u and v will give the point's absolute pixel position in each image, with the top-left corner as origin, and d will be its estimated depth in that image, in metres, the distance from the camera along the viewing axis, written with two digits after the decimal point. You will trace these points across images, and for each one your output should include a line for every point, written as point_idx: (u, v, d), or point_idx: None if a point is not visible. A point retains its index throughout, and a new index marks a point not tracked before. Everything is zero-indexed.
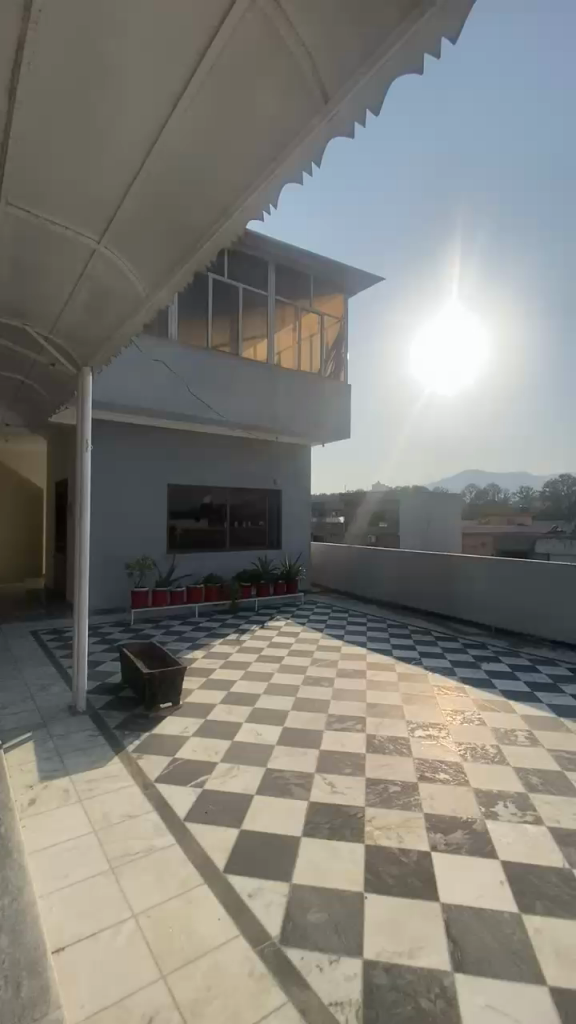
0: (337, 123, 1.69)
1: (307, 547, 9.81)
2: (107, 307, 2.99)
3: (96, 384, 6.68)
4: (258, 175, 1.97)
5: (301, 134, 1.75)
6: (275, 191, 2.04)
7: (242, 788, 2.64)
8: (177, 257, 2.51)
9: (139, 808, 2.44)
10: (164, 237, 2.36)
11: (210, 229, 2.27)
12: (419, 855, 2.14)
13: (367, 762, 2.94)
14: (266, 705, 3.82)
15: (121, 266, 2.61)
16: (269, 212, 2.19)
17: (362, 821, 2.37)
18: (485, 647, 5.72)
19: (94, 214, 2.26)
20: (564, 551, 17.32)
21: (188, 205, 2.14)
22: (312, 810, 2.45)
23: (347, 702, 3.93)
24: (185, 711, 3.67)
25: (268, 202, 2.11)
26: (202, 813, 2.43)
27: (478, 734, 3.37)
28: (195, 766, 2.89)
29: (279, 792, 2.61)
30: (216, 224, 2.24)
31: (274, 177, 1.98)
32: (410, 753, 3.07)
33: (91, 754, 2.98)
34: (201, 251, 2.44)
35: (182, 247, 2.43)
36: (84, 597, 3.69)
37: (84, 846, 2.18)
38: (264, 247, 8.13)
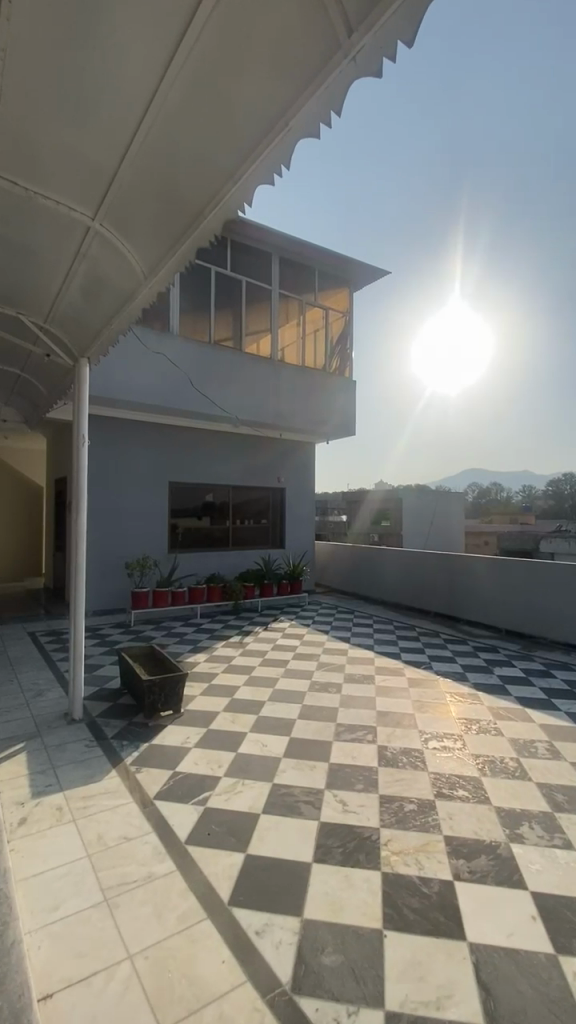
0: (362, 60, 1.44)
1: (311, 546, 9.62)
2: (105, 292, 2.81)
3: (96, 379, 6.50)
4: (270, 131, 1.75)
5: (319, 77, 1.53)
6: (288, 149, 1.82)
7: (248, 806, 2.47)
8: (178, 235, 2.32)
9: (138, 829, 2.27)
10: (164, 211, 2.17)
11: (215, 199, 2.07)
12: (441, 886, 1.96)
13: (380, 777, 2.77)
14: (271, 713, 3.65)
15: (119, 246, 2.42)
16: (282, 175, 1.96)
17: (378, 845, 2.20)
18: (496, 651, 5.52)
19: (88, 185, 2.08)
20: (569, 551, 16.99)
21: (191, 170, 1.94)
22: (323, 832, 2.28)
23: (357, 710, 3.75)
24: (186, 720, 3.49)
25: (280, 164, 1.89)
26: (204, 835, 2.25)
27: (496, 746, 3.18)
28: (197, 780, 2.72)
29: (287, 811, 2.44)
30: (221, 193, 2.04)
31: (287, 132, 1.75)
32: (425, 767, 2.89)
33: (87, 767, 2.81)
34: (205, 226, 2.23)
35: (184, 223, 2.23)
36: (82, 599, 3.52)
37: (77, 872, 2.00)
38: (267, 239, 7.93)
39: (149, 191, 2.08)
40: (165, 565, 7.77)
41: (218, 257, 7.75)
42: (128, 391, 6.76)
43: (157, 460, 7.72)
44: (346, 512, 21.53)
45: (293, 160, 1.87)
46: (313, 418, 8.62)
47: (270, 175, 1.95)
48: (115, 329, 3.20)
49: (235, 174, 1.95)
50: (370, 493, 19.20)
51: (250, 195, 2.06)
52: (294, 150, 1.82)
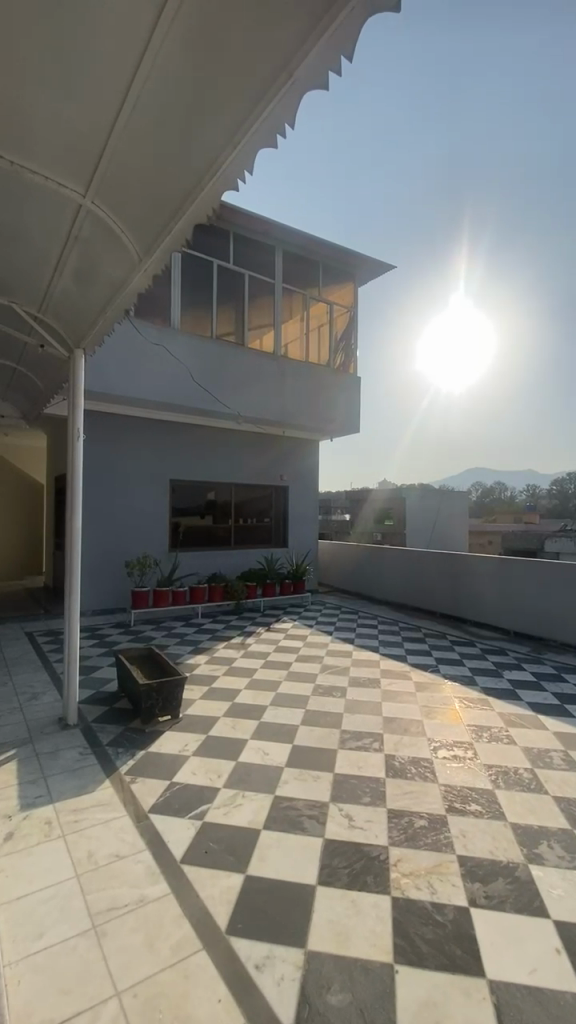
0: None
1: (315, 545, 9.47)
2: (100, 277, 2.65)
3: (95, 374, 6.36)
4: (271, 88, 1.54)
5: (327, 20, 1.31)
6: (293, 106, 1.60)
7: (248, 821, 2.33)
8: (174, 214, 2.13)
9: (131, 847, 2.13)
10: (158, 187, 1.99)
11: (212, 171, 1.88)
12: (456, 914, 1.81)
13: (388, 789, 2.62)
14: (273, 719, 3.51)
15: (112, 227, 2.26)
16: (286, 135, 1.74)
17: (387, 866, 2.05)
18: (505, 654, 5.36)
19: (76, 158, 1.92)
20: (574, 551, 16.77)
21: (184, 139, 1.76)
22: (328, 851, 2.13)
23: (362, 716, 3.60)
24: (185, 726, 3.36)
25: (284, 125, 1.67)
26: (202, 853, 2.11)
27: (509, 756, 3.03)
28: (195, 792, 2.58)
29: (290, 827, 2.30)
30: (218, 163, 1.84)
31: (291, 88, 1.53)
32: (435, 779, 2.74)
33: (80, 777, 2.67)
34: (202, 201, 2.04)
35: (180, 200, 2.05)
36: (77, 600, 3.38)
37: (64, 895, 1.87)
38: (271, 231, 7.78)
39: (141, 166, 1.91)
40: (166, 564, 7.63)
41: (221, 250, 7.59)
42: (128, 387, 6.62)
43: (158, 457, 7.58)
44: (350, 512, 21.37)
45: (298, 119, 1.65)
46: (316, 415, 8.46)
47: (273, 138, 1.74)
48: (112, 317, 3.04)
49: (233, 141, 1.75)
50: (373, 493, 19.04)
51: (251, 162, 1.85)
52: (299, 107, 1.61)
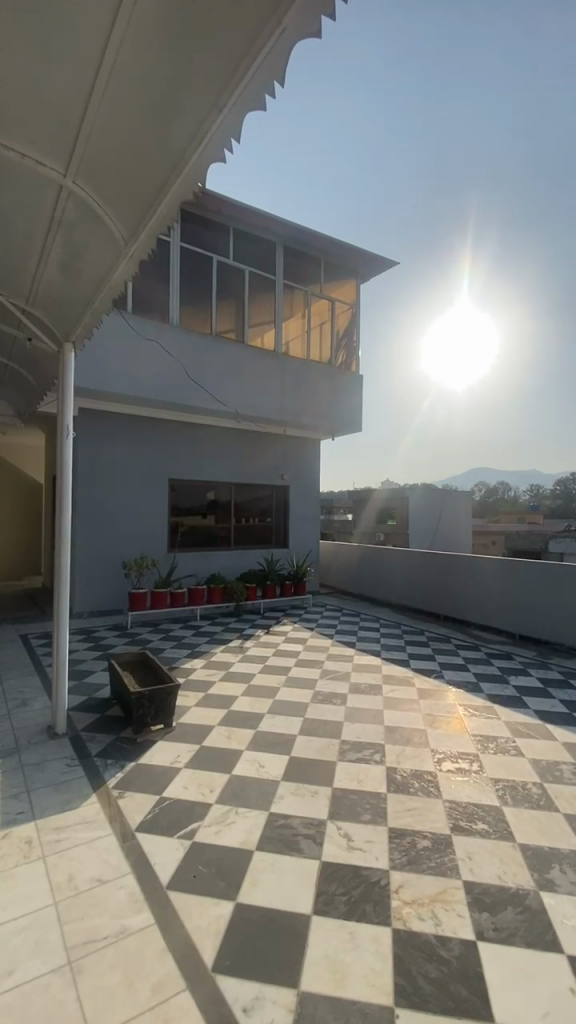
0: None
1: (316, 546, 9.33)
2: (86, 266, 2.51)
3: (91, 371, 6.25)
4: (254, 44, 1.35)
5: None
6: (280, 62, 1.41)
7: (240, 842, 2.20)
8: (157, 195, 1.98)
9: (115, 870, 2.00)
10: (141, 163, 1.85)
11: (196, 142, 1.70)
12: (462, 948, 1.67)
13: (389, 806, 2.48)
14: (270, 728, 3.37)
15: (96, 210, 2.12)
16: (275, 95, 1.54)
17: (388, 893, 1.91)
18: (511, 658, 5.20)
19: (54, 132, 1.79)
20: None
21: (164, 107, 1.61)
22: (324, 877, 1.99)
23: (364, 725, 3.46)
24: (178, 736, 3.22)
25: (272, 82, 1.48)
26: (189, 878, 1.97)
27: (517, 770, 2.88)
28: (186, 808, 2.45)
29: (285, 848, 2.16)
30: (203, 133, 1.66)
31: (277, 43, 1.35)
32: (439, 794, 2.60)
33: (66, 792, 2.55)
34: (185, 180, 1.87)
35: (164, 179, 1.89)
36: (65, 604, 3.25)
37: (40, 925, 1.74)
38: (271, 227, 7.64)
39: (124, 140, 1.77)
40: (164, 565, 7.50)
41: (221, 245, 7.47)
42: (124, 384, 6.50)
43: (156, 456, 7.45)
44: (352, 512, 21.23)
45: (288, 74, 1.46)
46: (318, 413, 8.31)
47: (261, 99, 1.55)
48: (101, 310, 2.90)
49: (216, 109, 1.57)
50: (376, 493, 18.89)
51: (237, 128, 1.66)
52: (289, 58, 1.41)
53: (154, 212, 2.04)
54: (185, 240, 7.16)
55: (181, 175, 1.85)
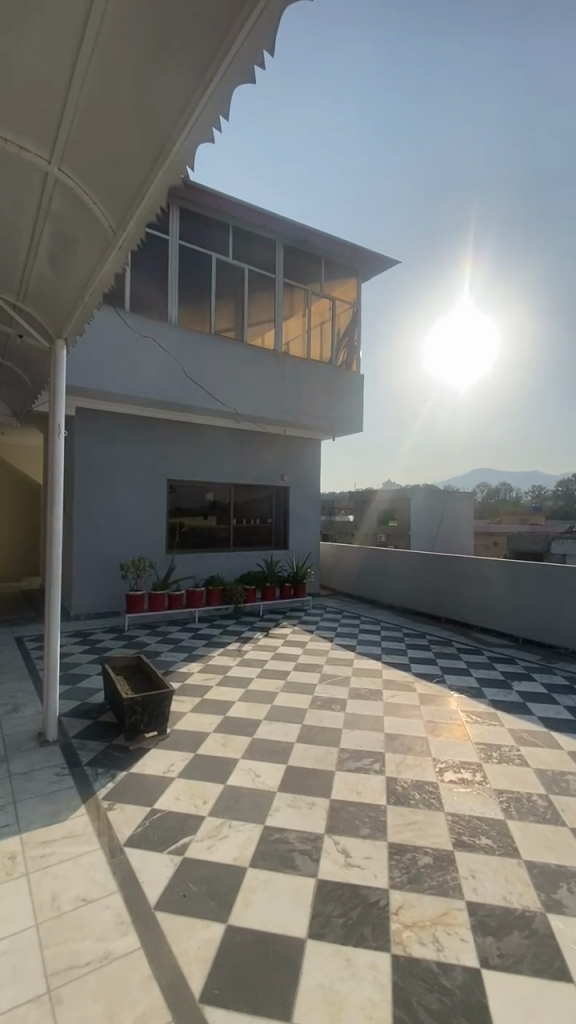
0: None
1: (316, 547, 9.23)
2: (75, 259, 2.42)
3: (88, 371, 6.17)
4: (241, 12, 1.25)
5: None
6: (271, 32, 1.30)
7: (233, 858, 2.10)
8: (144, 183, 1.88)
9: (101, 890, 1.91)
10: (127, 145, 1.75)
11: (183, 123, 1.60)
12: (466, 977, 1.58)
13: (389, 819, 2.39)
14: (267, 735, 3.28)
15: (83, 199, 2.03)
16: (266, 68, 1.43)
17: (387, 915, 1.82)
18: (514, 663, 5.10)
19: (38, 116, 1.70)
20: None
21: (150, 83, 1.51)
22: (321, 897, 1.90)
23: (363, 732, 3.37)
24: (172, 744, 3.13)
25: (262, 53, 1.37)
26: (179, 898, 1.88)
27: (522, 780, 2.78)
28: (177, 821, 2.35)
29: (279, 865, 2.07)
30: (190, 113, 1.56)
31: (265, 11, 1.24)
32: (441, 807, 2.50)
33: (53, 803, 2.45)
34: (173, 165, 1.77)
35: (152, 164, 1.79)
36: (56, 607, 3.16)
37: (19, 950, 1.65)
38: (271, 225, 7.55)
39: (110, 122, 1.68)
40: (162, 565, 7.43)
41: (220, 243, 7.38)
42: (122, 384, 6.42)
43: (154, 457, 7.37)
44: (353, 513, 21.11)
45: (278, 44, 1.34)
46: (318, 413, 8.22)
47: (250, 73, 1.44)
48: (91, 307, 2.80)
49: (204, 84, 1.47)
50: (378, 494, 18.79)
51: (226, 106, 1.55)
52: (279, 29, 1.30)
53: (142, 201, 1.94)
54: (184, 238, 7.06)
55: (168, 161, 1.75)
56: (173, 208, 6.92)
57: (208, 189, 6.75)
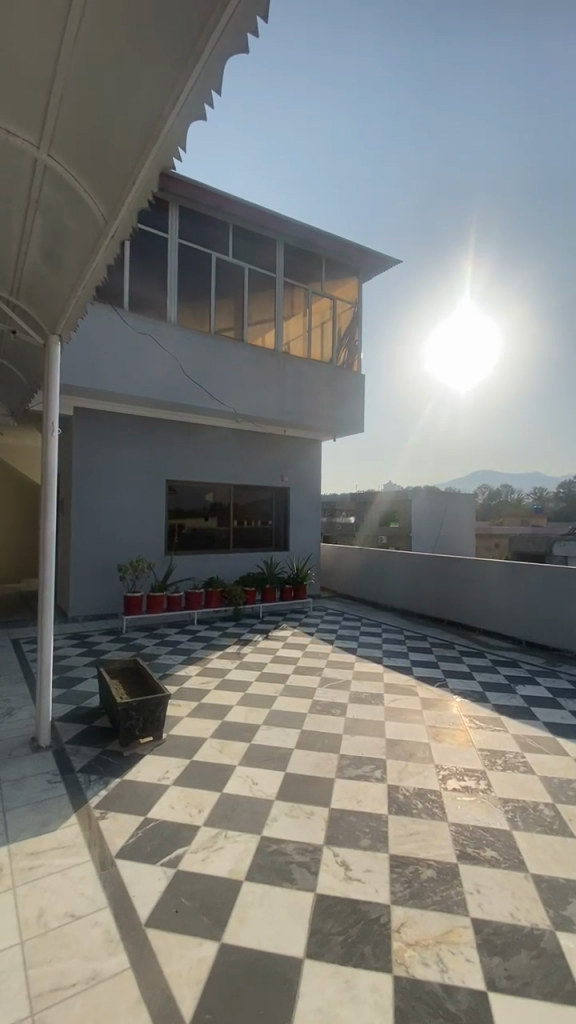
0: None
1: (317, 549, 9.15)
2: (67, 252, 2.35)
3: (86, 370, 6.11)
4: None
5: None
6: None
7: (228, 871, 2.02)
8: (134, 168, 1.80)
9: (90, 904, 1.84)
10: (116, 127, 1.68)
11: (173, 103, 1.51)
12: (472, 1000, 1.50)
13: (391, 830, 2.31)
14: (265, 741, 3.20)
15: (73, 185, 1.96)
16: (259, 37, 1.34)
17: (389, 932, 1.74)
18: (518, 667, 5.01)
19: (25, 98, 1.64)
20: None
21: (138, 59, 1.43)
22: (320, 913, 1.82)
23: (364, 738, 3.29)
24: (167, 750, 3.05)
25: (255, 21, 1.28)
26: (171, 914, 1.80)
27: (528, 789, 2.70)
28: (171, 832, 2.27)
29: (276, 878, 1.99)
30: (180, 90, 1.47)
31: None
32: (445, 817, 2.42)
33: (44, 812, 2.38)
34: (163, 147, 1.68)
35: (142, 148, 1.70)
36: (50, 609, 3.09)
37: (3, 969, 1.57)
38: (271, 223, 7.49)
39: (99, 102, 1.60)
40: (161, 567, 7.35)
41: (220, 241, 7.32)
42: (120, 384, 6.35)
43: (153, 457, 7.30)
44: (354, 515, 21.03)
45: (271, 12, 1.25)
46: (319, 413, 8.14)
47: (242, 44, 1.35)
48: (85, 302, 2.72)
49: (193, 58, 1.38)
50: (379, 496, 18.70)
51: (218, 81, 1.46)
52: None
53: (132, 187, 1.86)
54: (184, 236, 7.01)
55: (158, 143, 1.66)
56: (173, 206, 6.87)
57: (208, 187, 6.70)
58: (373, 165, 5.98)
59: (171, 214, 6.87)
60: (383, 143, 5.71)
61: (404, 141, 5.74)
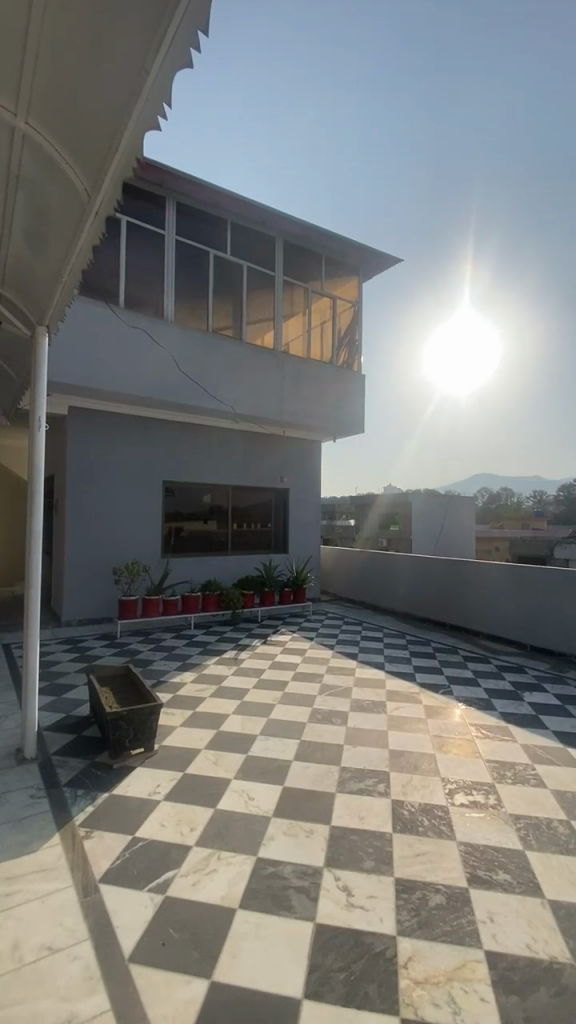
0: None
1: (317, 551, 9.00)
2: (52, 236, 2.21)
3: (80, 368, 5.98)
4: None
5: None
6: None
7: (221, 898, 1.87)
8: (117, 133, 1.65)
9: (70, 936, 1.68)
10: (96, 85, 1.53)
11: (156, 50, 1.36)
12: None
13: (396, 851, 2.15)
14: (263, 753, 3.04)
15: (55, 158, 1.82)
16: None
17: (395, 969, 1.58)
18: (524, 673, 4.85)
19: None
20: None
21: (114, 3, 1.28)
22: (320, 946, 1.66)
23: (366, 749, 3.13)
24: (159, 762, 2.90)
25: None
26: (157, 948, 1.65)
27: (540, 804, 2.54)
28: (160, 853, 2.12)
29: (272, 906, 1.83)
30: (163, 38, 1.32)
31: None
32: (453, 836, 2.26)
33: (25, 832, 2.22)
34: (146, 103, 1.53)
35: (124, 109, 1.55)
36: (35, 613, 2.94)
37: None
38: (270, 220, 7.36)
39: (76, 60, 1.46)
40: (157, 570, 7.20)
41: (218, 239, 7.21)
42: (115, 383, 6.22)
43: (150, 457, 7.16)
44: (354, 518, 20.89)
45: None
46: (318, 414, 8.00)
47: None
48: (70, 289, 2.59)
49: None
50: (379, 499, 18.55)
51: (205, 21, 1.29)
52: None
53: (116, 154, 1.71)
54: (181, 234, 6.90)
55: (142, 99, 1.51)
56: (171, 203, 6.76)
57: (206, 183, 6.58)
58: (373, 160, 5.85)
59: (168, 212, 6.76)
60: (384, 137, 5.59)
61: (406, 137, 5.62)
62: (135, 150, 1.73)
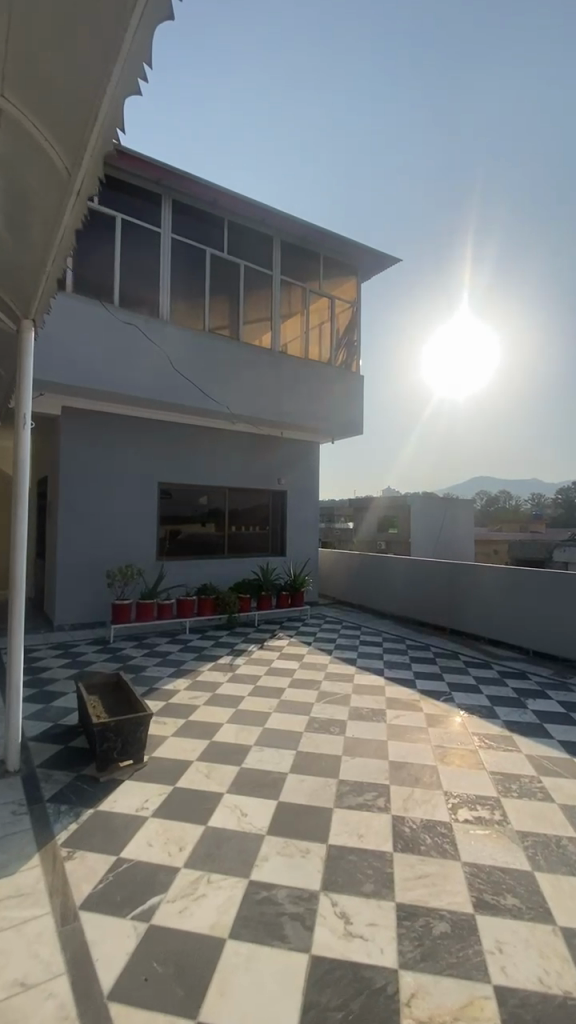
0: None
1: (315, 554, 8.88)
2: (33, 220, 2.09)
3: (73, 368, 5.87)
4: None
5: None
6: None
7: (209, 926, 1.74)
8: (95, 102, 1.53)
9: (44, 972, 1.55)
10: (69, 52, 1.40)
11: (133, 8, 1.24)
12: None
13: (397, 872, 2.03)
14: (257, 764, 2.92)
15: (32, 135, 1.71)
16: None
17: (398, 1007, 1.46)
18: (526, 679, 4.73)
19: None
20: None
21: None
22: (315, 982, 1.53)
23: (365, 761, 3.00)
24: (149, 775, 2.77)
25: None
26: (138, 984, 1.52)
27: (548, 820, 2.42)
28: (146, 875, 1.99)
29: (265, 935, 1.70)
30: None
31: None
32: (457, 856, 2.14)
33: (3, 853, 2.09)
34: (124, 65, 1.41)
35: (102, 73, 1.43)
36: (18, 619, 2.81)
37: None
38: (268, 218, 7.26)
39: (45, 26, 1.34)
40: (152, 573, 7.07)
41: (214, 237, 7.11)
42: (109, 383, 6.09)
43: (145, 458, 7.04)
44: (353, 520, 20.76)
45: None
46: (315, 415, 7.88)
47: None
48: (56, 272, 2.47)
49: None
50: (378, 501, 18.45)
51: None
52: None
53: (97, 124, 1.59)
54: (177, 232, 6.79)
55: (121, 59, 1.39)
56: (166, 200, 6.65)
57: (203, 180, 6.48)
58: (371, 157, 5.74)
59: (163, 209, 6.65)
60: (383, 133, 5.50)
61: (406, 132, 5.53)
62: (116, 118, 1.61)
